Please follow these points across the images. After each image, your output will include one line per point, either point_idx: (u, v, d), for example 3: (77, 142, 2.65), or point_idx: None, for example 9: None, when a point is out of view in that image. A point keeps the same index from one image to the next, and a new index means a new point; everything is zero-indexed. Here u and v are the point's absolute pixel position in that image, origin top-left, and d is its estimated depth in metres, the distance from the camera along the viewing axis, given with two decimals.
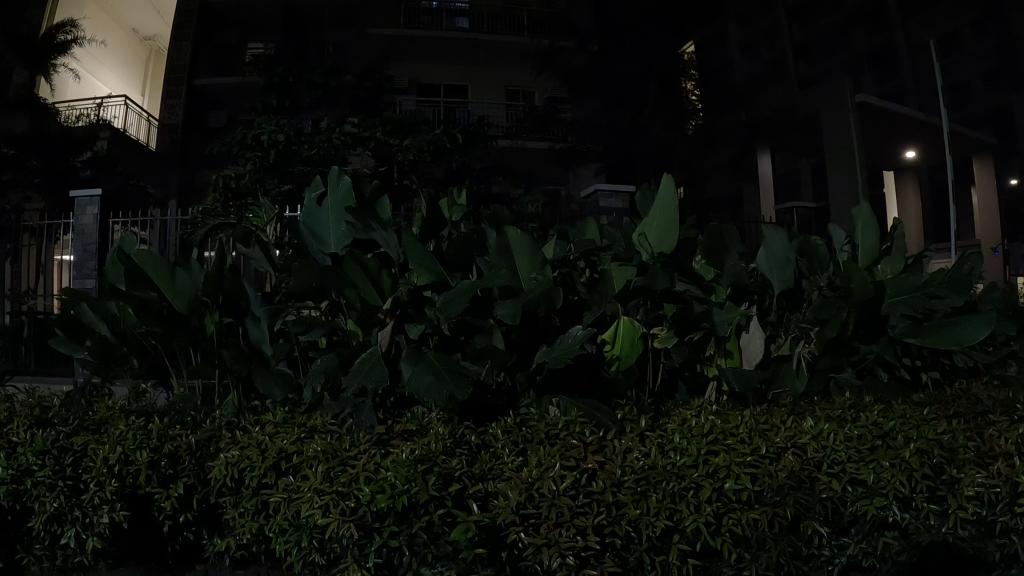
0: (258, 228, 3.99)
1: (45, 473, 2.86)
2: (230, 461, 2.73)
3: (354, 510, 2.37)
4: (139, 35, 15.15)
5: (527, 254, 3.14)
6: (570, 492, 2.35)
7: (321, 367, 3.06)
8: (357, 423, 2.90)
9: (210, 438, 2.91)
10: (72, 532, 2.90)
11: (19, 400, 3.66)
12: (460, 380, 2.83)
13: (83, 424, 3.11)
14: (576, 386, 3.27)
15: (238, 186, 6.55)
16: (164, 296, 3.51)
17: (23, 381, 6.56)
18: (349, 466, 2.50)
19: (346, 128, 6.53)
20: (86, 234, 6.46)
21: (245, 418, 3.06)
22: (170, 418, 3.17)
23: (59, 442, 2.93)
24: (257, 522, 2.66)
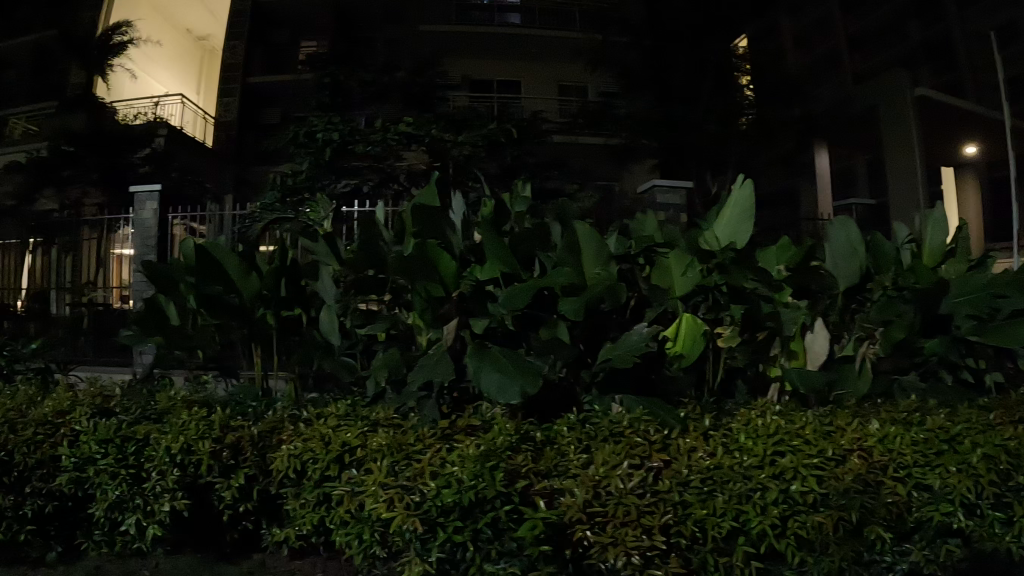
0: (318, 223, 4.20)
1: (108, 462, 2.97)
2: (293, 454, 2.76)
3: (419, 505, 2.38)
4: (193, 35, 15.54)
5: (594, 248, 3.12)
6: (637, 490, 2.34)
7: (384, 361, 3.12)
8: (421, 417, 2.91)
9: (272, 429, 2.97)
10: (133, 519, 2.99)
11: (82, 389, 3.77)
12: (528, 374, 2.80)
13: (144, 413, 3.19)
14: (637, 385, 3.22)
15: (294, 182, 6.64)
16: (227, 290, 3.57)
17: (83, 370, 6.79)
18: (414, 461, 2.51)
19: (399, 128, 6.59)
20: (145, 228, 6.62)
21: (306, 411, 3.11)
22: (232, 408, 3.23)
23: (121, 431, 3.01)
24: (318, 514, 2.70)
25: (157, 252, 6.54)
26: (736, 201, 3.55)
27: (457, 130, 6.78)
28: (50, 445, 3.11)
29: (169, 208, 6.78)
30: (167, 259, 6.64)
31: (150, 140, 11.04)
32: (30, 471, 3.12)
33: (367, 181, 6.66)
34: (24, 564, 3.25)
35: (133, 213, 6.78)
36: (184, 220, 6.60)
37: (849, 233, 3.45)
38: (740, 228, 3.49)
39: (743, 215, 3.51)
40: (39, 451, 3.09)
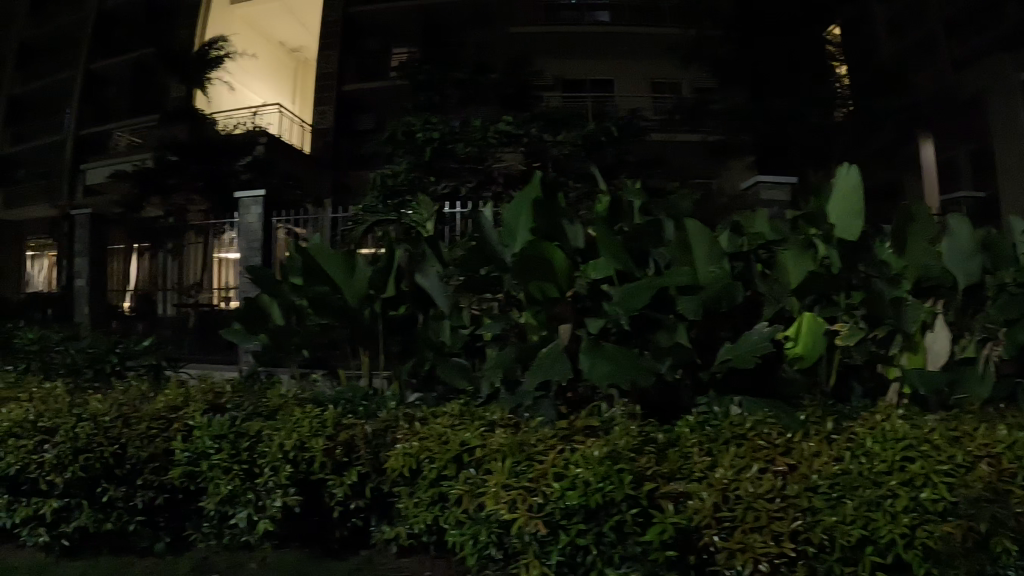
0: (419, 224, 4.55)
1: (221, 457, 3.28)
2: (406, 453, 3.11)
3: (541, 506, 2.72)
4: (286, 48, 15.87)
5: (705, 250, 3.58)
6: (768, 495, 2.58)
7: (500, 361, 3.67)
8: (540, 414, 3.50)
9: (385, 428, 3.31)
10: (245, 513, 3.31)
11: (196, 385, 4.09)
12: (642, 368, 3.38)
13: (257, 410, 3.51)
14: (750, 386, 3.67)
15: (395, 183, 6.73)
16: (330, 288, 4.03)
17: (194, 369, 7.23)
18: (535, 461, 2.85)
19: (499, 127, 6.69)
20: (251, 232, 6.92)
21: (420, 411, 3.44)
22: (344, 407, 3.54)
23: (235, 427, 3.36)
24: (432, 512, 3.08)
25: (263, 256, 6.81)
26: (844, 193, 3.74)
27: (555, 130, 6.95)
28: (163, 440, 3.55)
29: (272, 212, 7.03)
30: (271, 262, 6.91)
31: (251, 146, 11.47)
32: (143, 464, 3.57)
33: (466, 185, 6.72)
34: (134, 554, 3.77)
35: (237, 218, 7.07)
36: (286, 224, 6.81)
37: (963, 231, 3.67)
38: (854, 220, 3.70)
39: (855, 208, 3.71)
40: (150, 447, 3.53)
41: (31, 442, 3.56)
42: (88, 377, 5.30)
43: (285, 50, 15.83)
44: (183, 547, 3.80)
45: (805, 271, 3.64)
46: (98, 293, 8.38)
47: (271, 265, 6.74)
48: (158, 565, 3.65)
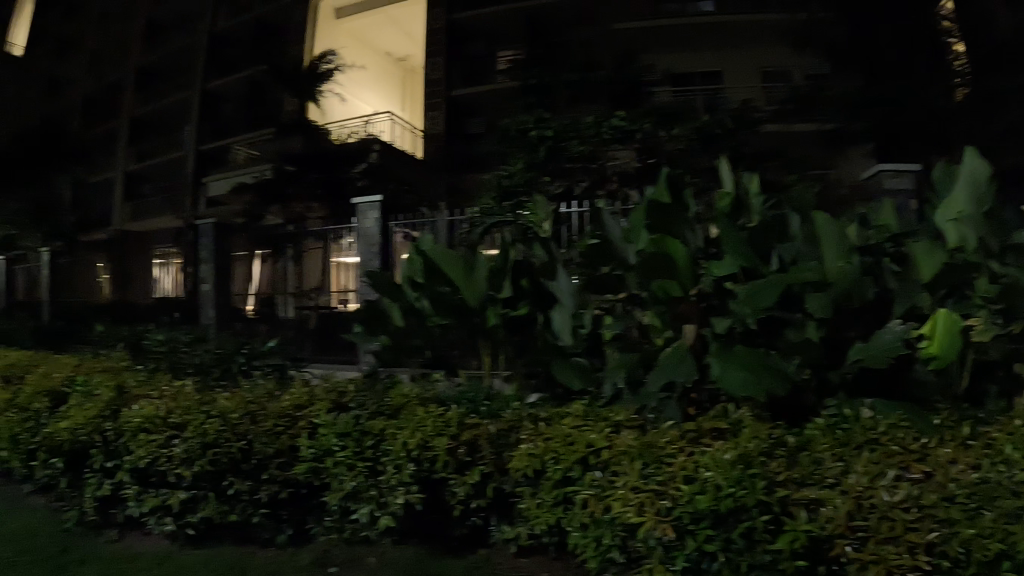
0: (537, 225, 5.25)
1: (347, 454, 3.93)
2: (530, 454, 3.57)
3: (668, 510, 3.06)
4: (395, 57, 18.04)
5: (836, 240, 3.92)
6: (902, 503, 2.76)
7: (622, 361, 4.17)
8: (664, 416, 3.93)
9: (510, 427, 3.92)
10: (367, 509, 3.91)
11: (321, 383, 4.67)
12: (777, 378, 3.66)
13: (380, 409, 4.13)
14: (868, 384, 3.91)
15: (510, 183, 7.22)
16: (451, 289, 4.74)
17: (317, 370, 7.84)
18: (666, 461, 3.22)
19: (613, 122, 7.26)
20: (369, 236, 7.43)
21: (543, 412, 3.98)
22: (467, 407, 4.26)
23: (357, 427, 4.00)
24: (555, 512, 3.50)
25: (382, 259, 7.32)
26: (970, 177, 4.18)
27: (668, 125, 7.42)
28: (288, 437, 4.13)
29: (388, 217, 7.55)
30: (389, 265, 7.42)
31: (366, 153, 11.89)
32: (269, 460, 4.14)
33: (580, 181, 7.25)
34: (259, 546, 4.35)
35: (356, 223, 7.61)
36: (403, 229, 7.34)
37: None
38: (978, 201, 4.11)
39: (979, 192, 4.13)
40: (276, 443, 4.11)
41: (161, 436, 4.20)
42: (215, 376, 6.20)
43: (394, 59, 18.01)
44: (305, 538, 4.38)
45: (939, 263, 3.88)
46: (224, 299, 9.10)
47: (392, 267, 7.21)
48: (281, 555, 4.24)
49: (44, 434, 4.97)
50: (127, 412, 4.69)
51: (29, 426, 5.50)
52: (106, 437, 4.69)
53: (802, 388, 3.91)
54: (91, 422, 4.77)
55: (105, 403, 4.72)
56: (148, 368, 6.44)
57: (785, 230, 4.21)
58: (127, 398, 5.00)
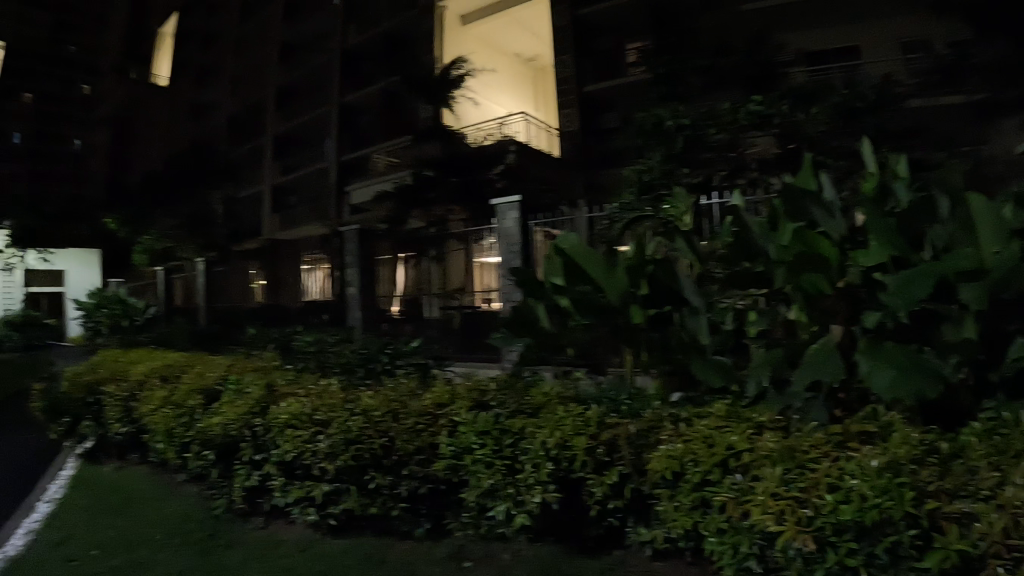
0: (677, 216, 6.38)
1: (487, 452, 4.69)
2: (672, 455, 4.21)
3: (810, 522, 3.56)
4: (524, 59, 19.16)
5: (990, 234, 4.06)
6: None
7: (768, 363, 4.85)
8: (811, 417, 4.47)
9: (651, 426, 4.55)
10: (504, 506, 4.62)
11: (465, 382, 5.70)
12: (925, 380, 3.90)
13: (519, 408, 4.92)
14: (1014, 386, 4.14)
15: (649, 177, 7.23)
16: (592, 288, 5.38)
17: (459, 368, 9.49)
18: (807, 469, 3.75)
19: (749, 108, 7.03)
20: (510, 236, 8.92)
21: (684, 412, 4.67)
22: (608, 405, 5.07)
23: (498, 426, 4.78)
24: (693, 516, 4.11)
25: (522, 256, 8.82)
26: None
27: (805, 104, 7.15)
28: (428, 435, 4.94)
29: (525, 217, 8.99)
30: (528, 261, 8.90)
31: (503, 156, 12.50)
32: (410, 456, 4.94)
33: (719, 173, 7.30)
34: (395, 536, 5.18)
35: (498, 225, 9.11)
36: (541, 227, 8.83)
37: None
38: None
39: None
40: (417, 441, 4.91)
41: (308, 432, 5.16)
42: (358, 374, 6.86)
43: (524, 61, 19.17)
44: (441, 533, 5.15)
45: None
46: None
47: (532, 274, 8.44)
48: (421, 546, 5.04)
49: (198, 428, 5.83)
50: (277, 410, 5.43)
51: (183, 421, 6.18)
52: (256, 431, 5.51)
53: (960, 390, 4.19)
54: (243, 419, 5.55)
55: (250, 402, 5.68)
56: (299, 366, 7.46)
57: (935, 211, 4.37)
58: (275, 395, 5.75)
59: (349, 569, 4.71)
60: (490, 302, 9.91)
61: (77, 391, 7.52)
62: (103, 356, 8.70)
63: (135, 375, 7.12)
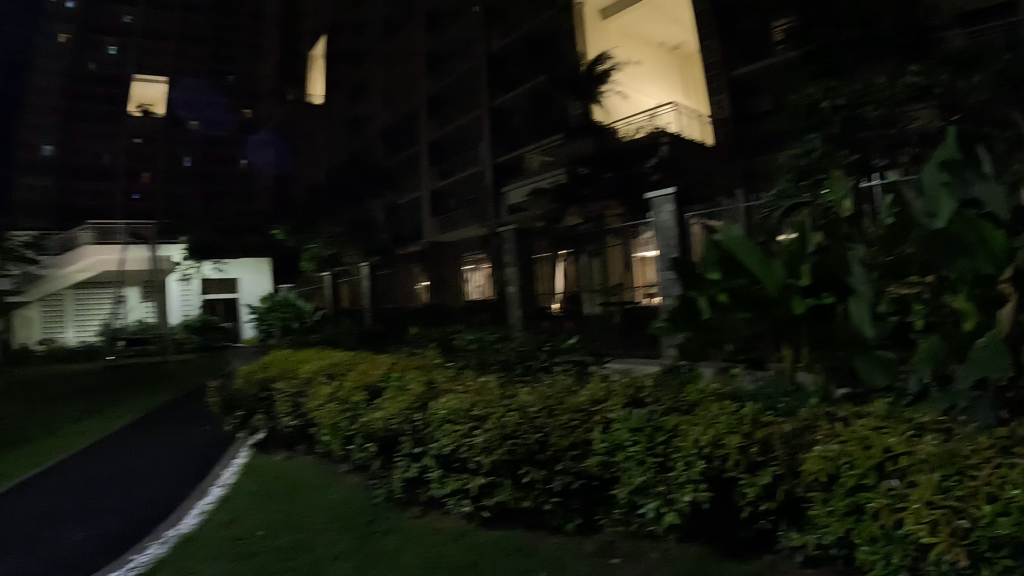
0: (837, 205, 5.60)
1: (641, 450, 4.59)
2: (827, 456, 3.95)
3: (967, 534, 3.30)
4: (667, 46, 18.81)
5: None
6: None
7: (928, 359, 4.44)
8: (977, 422, 4.07)
9: (806, 425, 4.38)
10: (654, 504, 4.45)
11: (622, 378, 5.78)
12: None
13: (675, 405, 4.92)
14: None
15: (807, 163, 6.90)
16: (750, 281, 5.22)
17: (618, 363, 9.40)
18: (967, 477, 3.45)
19: (906, 80, 6.63)
20: (666, 228, 8.74)
21: (840, 411, 4.51)
22: (765, 402, 4.94)
23: (651, 424, 4.72)
24: (847, 524, 3.78)
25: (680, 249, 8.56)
26: None
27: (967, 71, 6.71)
28: (583, 431, 4.98)
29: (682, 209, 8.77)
30: (686, 253, 8.61)
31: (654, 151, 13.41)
32: (563, 452, 4.96)
33: (876, 151, 6.77)
34: (548, 531, 5.16)
35: (653, 217, 8.99)
36: (699, 218, 8.54)
37: None
38: None
39: None
40: (570, 437, 4.96)
41: (466, 426, 5.28)
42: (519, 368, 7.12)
43: (667, 49, 18.79)
44: (593, 528, 5.10)
45: None
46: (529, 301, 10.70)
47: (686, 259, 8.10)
48: (573, 541, 4.98)
49: (362, 423, 6.12)
50: (436, 406, 5.65)
51: (349, 415, 6.48)
52: (416, 425, 5.74)
53: None
54: (404, 415, 5.82)
55: (415, 397, 5.98)
56: (463, 361, 7.64)
57: None
58: (434, 393, 6.03)
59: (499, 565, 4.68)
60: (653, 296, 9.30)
61: (251, 385, 8.24)
62: (278, 355, 9.50)
63: (303, 375, 7.70)
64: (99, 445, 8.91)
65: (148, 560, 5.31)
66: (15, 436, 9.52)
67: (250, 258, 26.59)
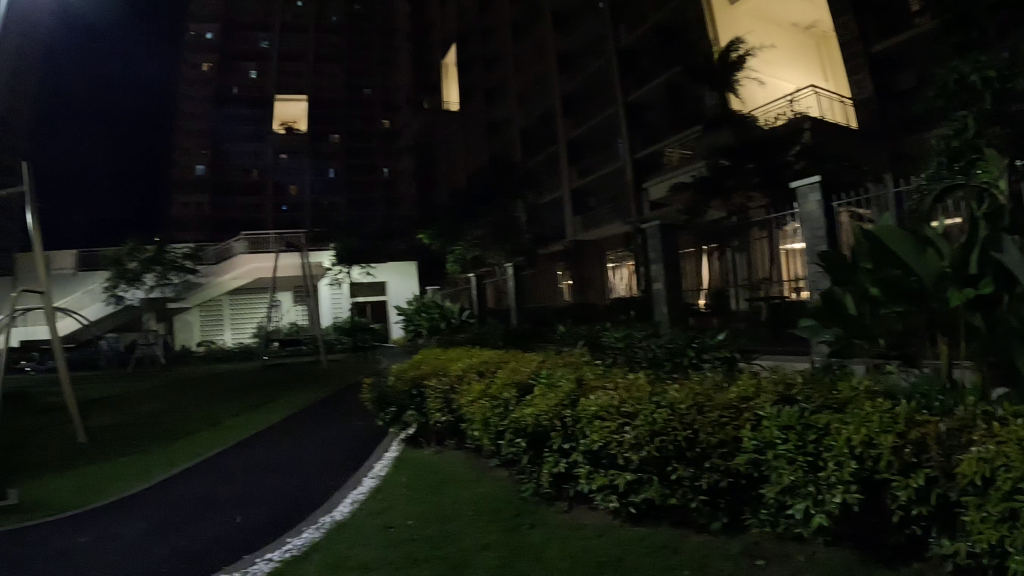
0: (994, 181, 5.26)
1: (790, 447, 4.15)
2: (981, 459, 3.44)
3: None
4: (803, 28, 18.99)
5: None
6: None
7: None
8: None
9: (962, 425, 3.71)
10: (803, 504, 4.10)
11: (769, 375, 5.06)
12: None
13: (825, 403, 4.32)
14: None
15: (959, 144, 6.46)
16: (904, 272, 4.73)
17: (767, 360, 8.95)
18: None
19: None
20: (813, 219, 7.86)
21: (999, 410, 3.76)
22: (920, 402, 4.28)
23: (802, 421, 4.19)
24: (1001, 532, 3.31)
25: (829, 243, 7.69)
26: None
27: None
28: (733, 427, 4.52)
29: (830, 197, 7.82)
30: (835, 246, 7.71)
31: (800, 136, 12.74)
32: (711, 449, 4.55)
33: None
34: (692, 529, 4.90)
35: (798, 207, 8.13)
36: (846, 207, 7.55)
37: None
38: None
39: None
40: (720, 434, 4.52)
41: (615, 423, 4.87)
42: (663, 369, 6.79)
43: (803, 30, 18.98)
44: (736, 528, 4.76)
45: None
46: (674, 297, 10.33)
47: (838, 250, 7.53)
48: (719, 542, 4.68)
49: (511, 418, 5.74)
50: (587, 400, 5.16)
51: (499, 411, 6.19)
52: (565, 421, 5.29)
53: None
54: (553, 409, 5.35)
55: (566, 389, 5.49)
56: (610, 361, 7.48)
57: None
58: (584, 389, 5.46)
59: (640, 565, 4.47)
60: (801, 291, 8.88)
61: (402, 383, 8.13)
62: (425, 355, 9.54)
63: (454, 369, 7.37)
64: (258, 439, 9.47)
65: (304, 543, 5.49)
66: (186, 431, 10.32)
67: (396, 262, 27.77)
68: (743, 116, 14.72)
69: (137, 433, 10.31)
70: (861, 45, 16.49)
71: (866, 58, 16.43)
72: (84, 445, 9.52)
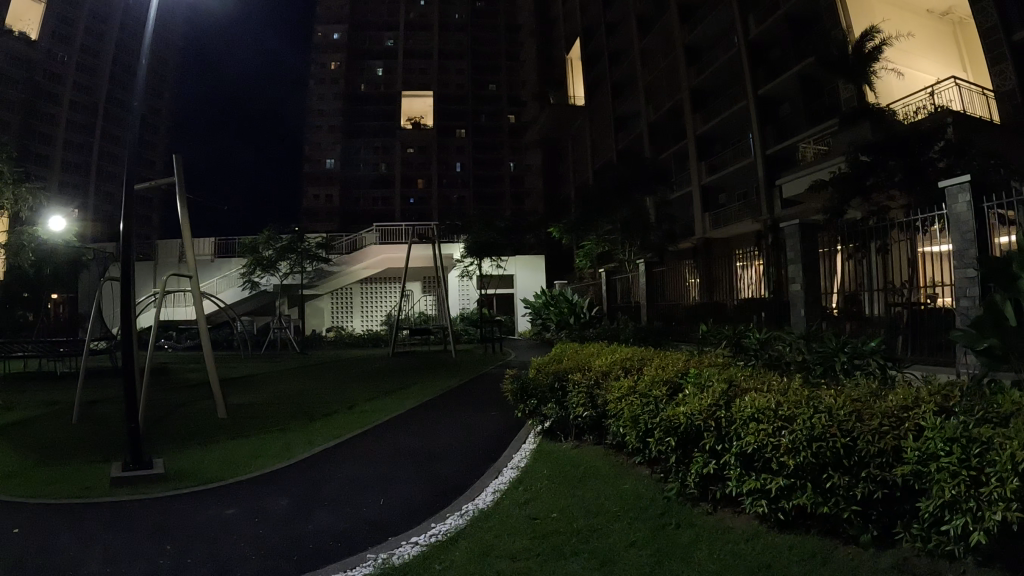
0: None
1: (951, 460, 3.36)
2: None
3: None
4: (936, 14, 18.33)
5: None
6: None
7: None
8: None
9: None
10: (961, 521, 3.29)
11: (922, 384, 4.36)
12: None
13: (987, 415, 3.58)
14: None
15: None
16: None
17: (919, 369, 8.30)
18: None
19: None
20: (962, 221, 7.13)
21: None
22: None
23: (966, 432, 3.42)
24: None
25: (979, 246, 7.01)
26: None
27: None
28: (893, 437, 3.73)
29: (981, 197, 7.14)
30: (987, 250, 7.06)
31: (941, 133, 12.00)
32: (870, 458, 3.79)
33: None
34: (839, 540, 4.04)
35: (945, 209, 7.41)
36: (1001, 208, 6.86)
37: None
38: None
39: None
40: (881, 442, 3.75)
41: (771, 425, 4.15)
42: (818, 372, 6.18)
43: (936, 16, 18.33)
44: (889, 543, 3.91)
45: None
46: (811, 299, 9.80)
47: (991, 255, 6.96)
48: (870, 558, 3.81)
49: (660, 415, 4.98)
50: (742, 401, 4.48)
51: (648, 409, 5.31)
52: (720, 423, 4.52)
53: None
54: (707, 408, 4.62)
55: (717, 391, 4.78)
56: (756, 361, 7.02)
57: None
58: (738, 392, 4.79)
59: (789, 569, 3.83)
60: (939, 297, 8.34)
61: (545, 373, 7.49)
62: (563, 352, 8.97)
63: (601, 365, 6.80)
64: (387, 423, 9.61)
65: (449, 530, 5.24)
66: (326, 413, 10.84)
67: (525, 256, 27.87)
68: (881, 109, 13.98)
69: (275, 414, 10.81)
70: (1002, 32, 15.50)
71: (1009, 45, 15.50)
72: (230, 423, 10.11)
